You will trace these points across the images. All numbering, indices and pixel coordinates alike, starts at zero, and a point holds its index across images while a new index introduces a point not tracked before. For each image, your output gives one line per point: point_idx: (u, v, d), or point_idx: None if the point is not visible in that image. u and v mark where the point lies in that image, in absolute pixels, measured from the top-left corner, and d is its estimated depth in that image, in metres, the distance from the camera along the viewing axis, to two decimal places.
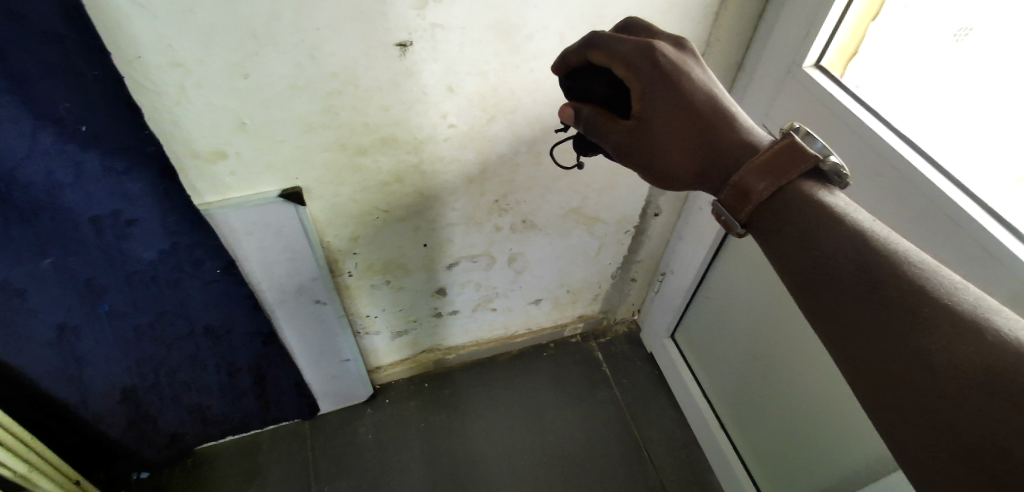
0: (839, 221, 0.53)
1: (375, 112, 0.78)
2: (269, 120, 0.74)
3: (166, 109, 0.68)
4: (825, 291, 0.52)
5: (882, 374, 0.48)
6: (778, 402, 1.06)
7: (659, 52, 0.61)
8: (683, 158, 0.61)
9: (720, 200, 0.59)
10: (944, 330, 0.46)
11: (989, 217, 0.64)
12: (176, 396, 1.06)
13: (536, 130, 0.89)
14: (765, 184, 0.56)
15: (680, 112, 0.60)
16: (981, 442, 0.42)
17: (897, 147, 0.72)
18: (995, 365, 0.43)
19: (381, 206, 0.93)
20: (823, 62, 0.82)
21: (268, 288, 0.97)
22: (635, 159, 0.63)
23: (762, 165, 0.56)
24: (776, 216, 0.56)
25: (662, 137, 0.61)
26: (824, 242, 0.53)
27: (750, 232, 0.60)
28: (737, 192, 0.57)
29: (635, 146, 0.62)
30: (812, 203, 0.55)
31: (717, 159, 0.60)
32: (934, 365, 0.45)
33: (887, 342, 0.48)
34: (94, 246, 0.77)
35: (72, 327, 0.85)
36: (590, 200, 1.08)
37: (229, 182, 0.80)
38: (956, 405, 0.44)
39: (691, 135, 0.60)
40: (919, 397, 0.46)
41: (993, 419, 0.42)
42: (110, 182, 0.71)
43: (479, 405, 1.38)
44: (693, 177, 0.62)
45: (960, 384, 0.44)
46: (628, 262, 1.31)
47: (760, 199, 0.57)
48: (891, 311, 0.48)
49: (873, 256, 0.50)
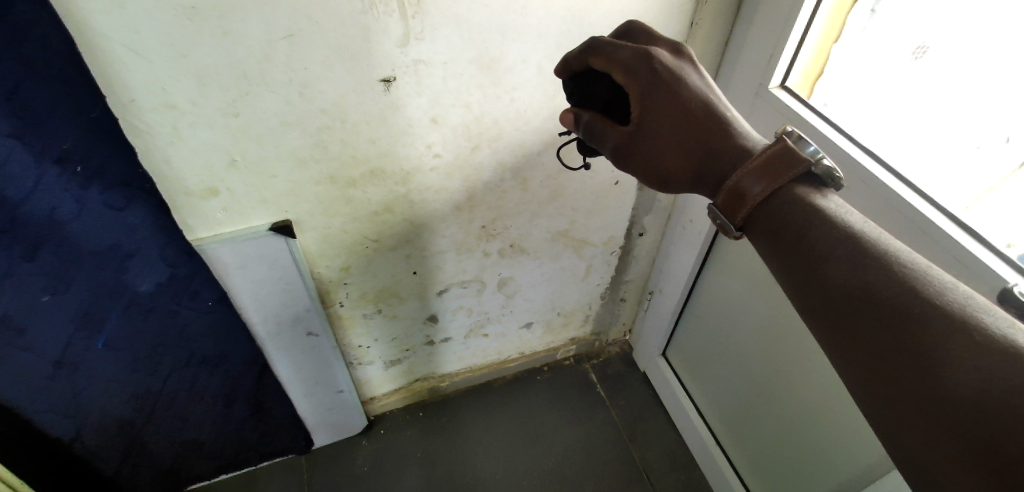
0: (835, 226, 0.55)
1: (364, 145, 0.81)
2: (261, 156, 0.76)
3: (159, 149, 0.71)
4: (825, 293, 0.54)
5: (883, 375, 0.49)
6: (771, 415, 1.07)
7: (656, 59, 0.63)
8: (678, 158, 0.63)
9: (715, 203, 0.62)
10: (944, 329, 0.47)
11: (962, 232, 0.66)
12: (170, 431, 1.06)
13: (519, 156, 0.92)
14: (761, 188, 0.58)
15: (676, 115, 0.63)
16: (981, 439, 0.43)
17: (862, 162, 0.74)
18: (996, 365, 0.44)
19: (372, 236, 0.95)
20: (788, 83, 0.86)
21: (260, 321, 0.98)
22: (632, 159, 0.65)
23: (758, 170, 0.58)
24: (772, 221, 0.58)
25: (659, 137, 0.63)
26: (820, 247, 0.55)
27: (746, 235, 0.62)
28: (735, 195, 0.60)
29: (632, 145, 0.64)
30: (807, 208, 0.57)
31: (711, 162, 0.62)
32: (935, 364, 0.46)
33: (887, 343, 0.49)
34: (90, 283, 0.78)
35: (66, 367, 0.85)
36: (577, 222, 1.10)
37: (221, 218, 0.81)
38: (957, 406, 0.45)
39: (686, 136, 0.63)
40: (921, 396, 0.47)
41: (994, 419, 0.43)
42: (107, 219, 0.73)
43: (476, 431, 1.38)
44: (688, 179, 0.64)
45: (960, 383, 0.45)
46: (617, 282, 1.33)
47: (757, 201, 0.59)
48: (892, 312, 0.49)
49: (868, 257, 0.52)
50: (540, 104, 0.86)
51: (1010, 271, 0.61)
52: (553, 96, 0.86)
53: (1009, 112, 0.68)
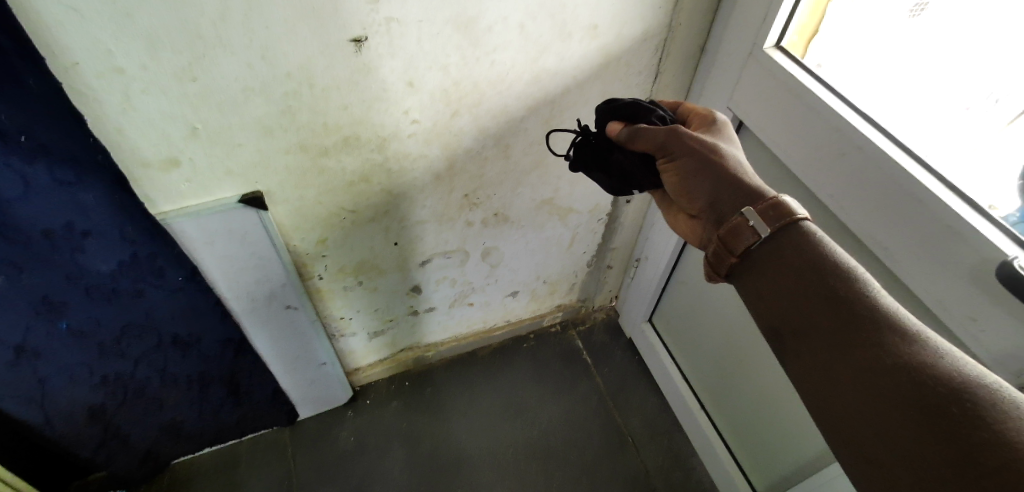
0: (828, 254, 0.55)
1: (335, 112, 0.76)
2: (223, 125, 0.71)
3: (111, 118, 0.65)
4: (819, 309, 0.53)
5: (866, 395, 0.49)
6: (752, 380, 1.08)
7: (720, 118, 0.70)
8: (721, 163, 0.62)
9: (750, 207, 0.58)
10: (932, 353, 0.48)
11: (951, 194, 0.63)
12: (145, 412, 1.03)
13: (500, 122, 0.88)
14: (778, 218, 0.56)
15: (731, 145, 0.66)
16: (965, 454, 0.43)
17: (859, 127, 0.70)
18: (978, 385, 0.45)
19: (349, 207, 0.91)
20: (783, 43, 0.82)
21: (235, 297, 0.94)
22: (679, 149, 0.64)
23: (776, 204, 0.57)
24: (780, 243, 0.57)
25: (713, 142, 0.64)
26: (818, 273, 0.54)
27: (745, 264, 0.59)
28: (767, 207, 0.57)
29: (685, 133, 0.64)
30: (804, 237, 0.56)
31: (746, 179, 0.61)
32: (925, 381, 0.47)
33: (881, 360, 0.49)
34: (45, 263, 0.74)
35: (30, 349, 0.82)
36: (561, 190, 1.07)
37: (185, 190, 0.76)
38: (944, 418, 0.45)
39: (734, 155, 0.63)
40: (905, 414, 0.46)
41: (979, 431, 0.43)
42: (57, 196, 0.69)
43: (459, 398, 1.38)
44: (715, 186, 0.61)
45: (948, 397, 0.45)
46: (602, 249, 1.31)
47: (773, 227, 0.57)
48: (878, 337, 0.50)
49: (857, 285, 0.53)
50: (522, 66, 0.81)
51: (1003, 240, 0.59)
52: (535, 58, 0.81)
53: (1000, 70, 0.66)
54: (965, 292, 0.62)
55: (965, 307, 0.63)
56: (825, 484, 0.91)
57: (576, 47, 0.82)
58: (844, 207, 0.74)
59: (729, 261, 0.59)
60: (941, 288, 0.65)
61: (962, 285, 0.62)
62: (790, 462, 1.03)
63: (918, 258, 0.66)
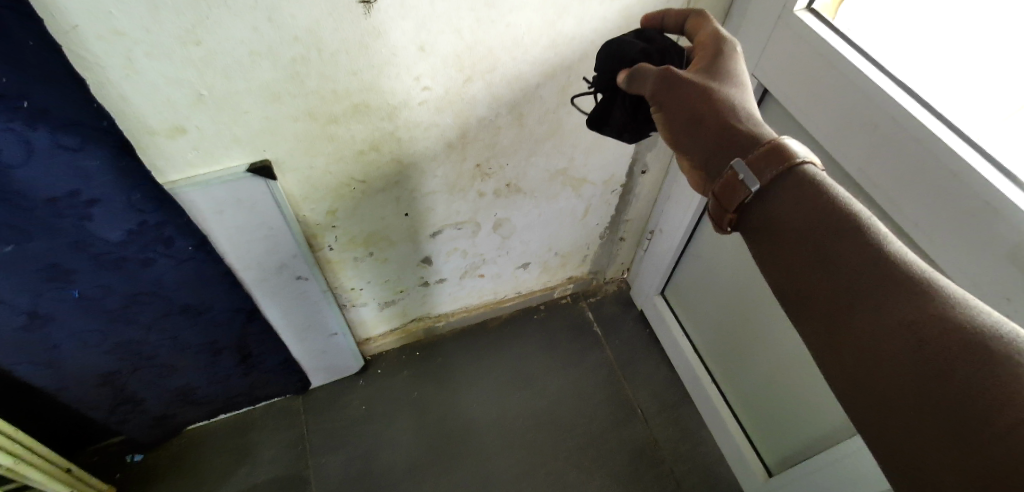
0: (831, 208, 0.51)
1: (344, 78, 0.73)
2: (229, 90, 0.69)
3: (113, 82, 0.63)
4: (821, 273, 0.51)
5: (868, 362, 0.47)
6: (765, 355, 1.06)
7: (725, 42, 0.64)
8: (715, 111, 0.59)
9: (741, 159, 0.55)
10: (939, 311, 0.44)
11: (992, 167, 0.60)
12: (159, 377, 1.04)
13: (515, 90, 0.85)
14: (771, 171, 0.53)
15: (732, 82, 0.61)
16: (971, 422, 0.41)
17: (896, 96, 0.66)
18: (988, 342, 0.42)
19: (359, 177, 0.89)
20: (815, 5, 0.78)
21: (246, 267, 0.93)
22: (670, 98, 0.61)
23: (767, 155, 0.54)
24: (773, 202, 0.54)
25: (709, 85, 0.60)
26: (822, 231, 0.51)
27: (744, 221, 0.57)
28: (759, 158, 0.54)
29: (680, 75, 0.61)
30: (807, 190, 0.53)
31: (741, 124, 0.58)
32: (929, 344, 0.44)
33: (880, 336, 0.46)
34: (53, 230, 0.73)
35: (42, 314, 0.83)
36: (575, 160, 1.04)
37: (192, 158, 0.75)
38: (947, 384, 0.42)
39: (731, 98, 0.60)
40: (908, 381, 0.44)
41: (986, 395, 0.41)
42: (60, 161, 0.67)
43: (469, 367, 1.38)
44: (709, 137, 0.59)
45: (954, 361, 0.43)
46: (616, 221, 1.29)
47: (765, 181, 0.54)
48: (880, 299, 0.47)
49: (860, 241, 0.49)
50: (539, 30, 0.78)
51: None
52: (552, 21, 0.77)
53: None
54: (1000, 273, 0.60)
55: (1001, 286, 0.60)
56: (837, 460, 0.90)
57: (595, 9, 0.78)
58: (873, 180, 0.71)
59: (727, 217, 0.57)
60: (976, 267, 0.62)
61: (998, 264, 0.60)
62: (802, 436, 1.03)
63: (950, 235, 0.64)
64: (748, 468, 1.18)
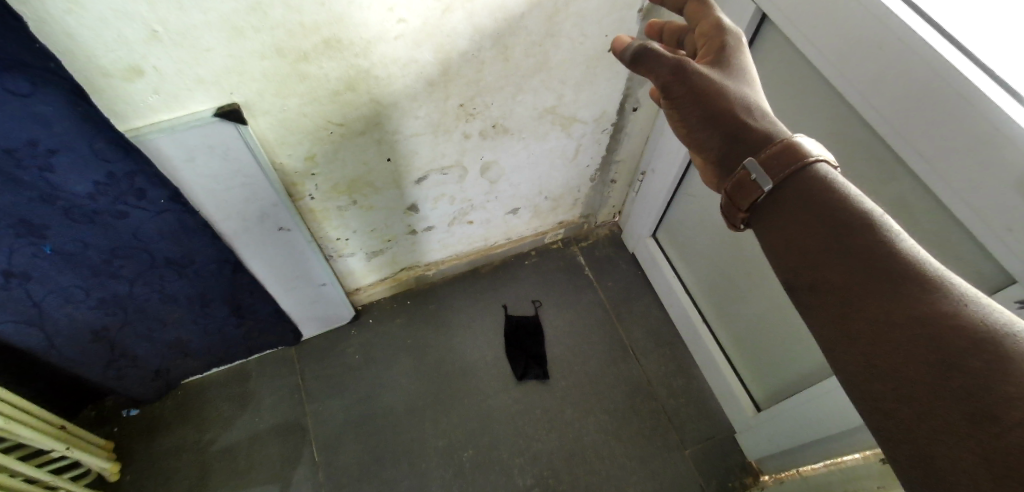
0: (843, 206, 0.51)
1: (311, 8, 0.67)
2: (186, 25, 0.63)
3: (57, 18, 0.58)
4: (832, 270, 0.51)
5: (878, 360, 0.47)
6: (758, 292, 1.05)
7: (729, 29, 0.61)
8: (726, 107, 0.57)
9: (754, 159, 0.55)
10: (949, 309, 0.45)
11: (998, 89, 0.57)
12: (147, 332, 1.02)
13: (499, 20, 0.79)
14: (784, 170, 0.53)
15: (741, 74, 0.60)
16: (979, 418, 0.41)
17: (901, 15, 0.62)
18: (997, 339, 0.42)
19: (336, 121, 0.84)
20: None
21: (223, 218, 0.89)
22: (682, 91, 0.58)
23: (779, 154, 0.53)
24: (783, 199, 0.54)
25: (719, 80, 0.58)
26: (834, 229, 0.51)
27: (755, 219, 0.57)
28: (773, 157, 0.54)
29: (694, 70, 0.58)
30: (820, 188, 0.52)
31: (751, 121, 0.57)
32: (938, 342, 0.44)
33: (888, 336, 0.47)
34: (13, 185, 0.69)
35: (16, 273, 0.79)
36: (564, 97, 0.99)
37: (154, 103, 0.70)
38: (957, 380, 0.43)
39: (741, 93, 0.58)
40: (917, 377, 0.45)
41: (994, 391, 0.41)
42: (10, 108, 0.62)
43: (462, 313, 1.38)
44: (722, 134, 0.57)
45: (962, 359, 0.43)
46: (607, 162, 1.25)
47: (778, 180, 0.53)
48: (890, 297, 0.47)
49: (872, 239, 0.49)
50: None
51: None
52: None
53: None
54: (1005, 202, 0.58)
55: (1003, 215, 0.58)
56: (825, 394, 0.91)
57: None
58: (875, 108, 0.68)
59: (738, 215, 0.57)
60: (978, 195, 0.60)
61: (1004, 194, 0.57)
62: (792, 371, 1.04)
63: (952, 163, 0.62)
64: (737, 403, 1.20)
